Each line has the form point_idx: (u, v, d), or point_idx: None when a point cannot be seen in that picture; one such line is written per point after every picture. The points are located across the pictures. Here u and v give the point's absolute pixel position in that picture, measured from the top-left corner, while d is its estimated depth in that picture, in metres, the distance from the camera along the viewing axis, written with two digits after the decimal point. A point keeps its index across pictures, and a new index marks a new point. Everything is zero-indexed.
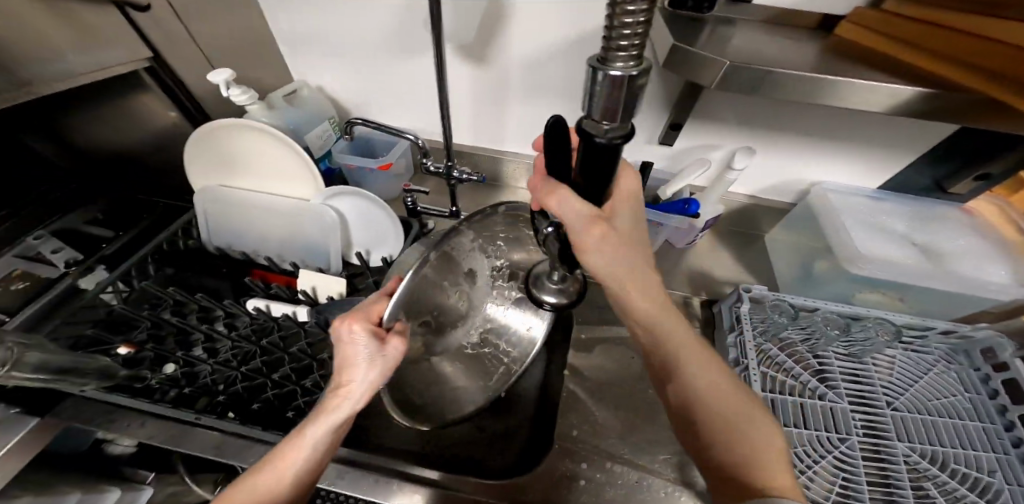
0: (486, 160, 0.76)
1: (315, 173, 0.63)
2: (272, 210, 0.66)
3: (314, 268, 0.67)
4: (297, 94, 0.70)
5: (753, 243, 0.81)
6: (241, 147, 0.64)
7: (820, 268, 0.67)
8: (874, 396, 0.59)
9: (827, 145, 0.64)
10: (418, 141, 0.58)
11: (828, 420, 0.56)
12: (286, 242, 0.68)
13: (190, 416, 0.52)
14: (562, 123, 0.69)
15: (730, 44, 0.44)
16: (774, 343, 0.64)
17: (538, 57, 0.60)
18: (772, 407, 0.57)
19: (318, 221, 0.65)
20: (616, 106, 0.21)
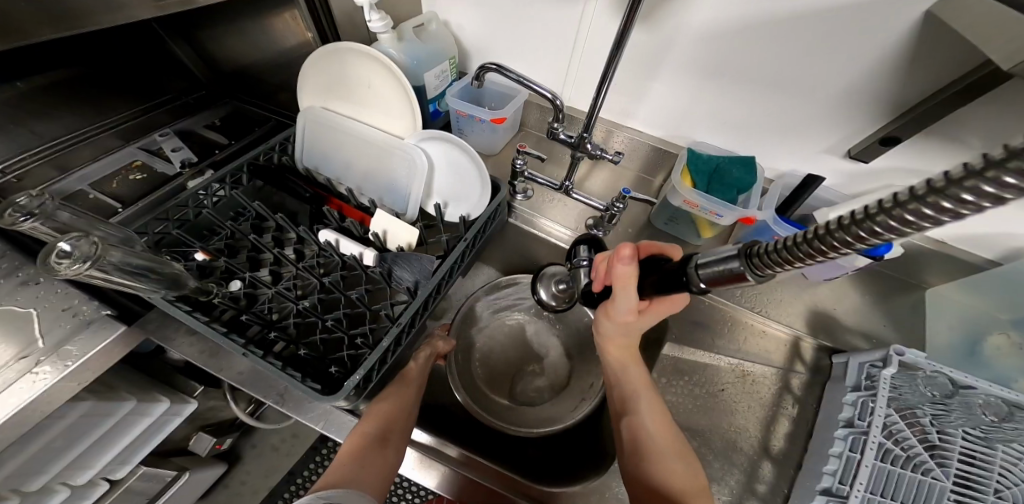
0: (604, 133, 0.67)
1: (415, 110, 0.57)
2: (362, 140, 0.61)
3: (389, 211, 0.62)
4: (424, 28, 0.65)
5: (902, 295, 0.65)
6: (349, 69, 0.59)
7: (995, 346, 0.57)
8: (983, 482, 0.49)
9: None
10: (558, 102, 0.50)
11: (919, 494, 0.49)
12: (369, 178, 0.62)
13: (240, 347, 0.46)
14: (711, 110, 0.58)
15: None
16: (895, 406, 0.53)
17: (727, 23, 0.48)
18: (878, 477, 0.48)
19: (406, 161, 0.59)
20: (729, 277, 0.26)
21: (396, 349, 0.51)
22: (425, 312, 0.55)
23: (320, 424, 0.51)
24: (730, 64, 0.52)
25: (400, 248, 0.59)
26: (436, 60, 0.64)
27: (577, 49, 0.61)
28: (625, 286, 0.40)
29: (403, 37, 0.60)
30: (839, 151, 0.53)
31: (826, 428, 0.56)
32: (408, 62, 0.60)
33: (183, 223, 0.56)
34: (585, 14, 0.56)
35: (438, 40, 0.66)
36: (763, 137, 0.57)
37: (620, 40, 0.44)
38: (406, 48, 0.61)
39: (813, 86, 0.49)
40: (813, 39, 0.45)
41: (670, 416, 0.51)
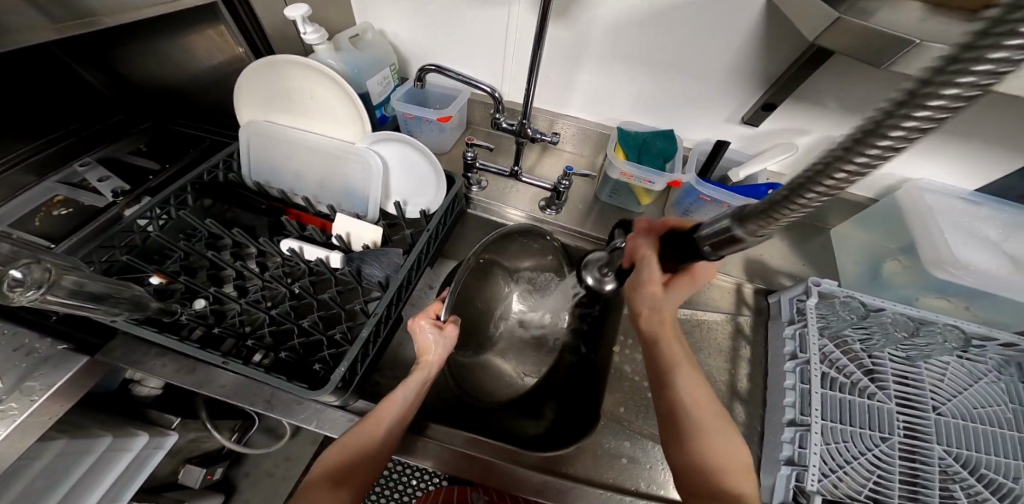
0: (544, 121, 0.73)
1: (360, 114, 0.59)
2: (311, 148, 0.62)
3: (350, 214, 0.64)
4: (360, 38, 0.67)
5: (815, 237, 0.75)
6: (291, 81, 0.59)
7: (891, 270, 0.64)
8: (921, 400, 0.55)
9: None
10: (495, 94, 0.54)
11: (872, 417, 0.53)
12: (325, 185, 0.64)
13: (218, 358, 0.48)
14: (632, 91, 0.65)
15: (873, 14, 0.40)
16: (830, 340, 0.59)
17: (630, 14, 0.55)
18: (821, 402, 0.53)
19: (360, 164, 0.61)
20: (735, 244, 0.30)
21: (376, 340, 0.54)
22: (399, 303, 0.57)
23: (313, 423, 0.52)
24: (640, 50, 0.59)
25: (366, 247, 0.61)
26: (376, 67, 0.67)
27: (509, 46, 0.66)
28: (648, 255, 0.47)
29: (339, 47, 0.62)
30: (736, 119, 0.63)
31: (776, 363, 0.59)
32: (348, 71, 0.62)
33: (135, 250, 0.56)
34: (510, 13, 0.61)
35: (376, 48, 0.68)
36: (679, 112, 0.66)
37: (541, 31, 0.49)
38: (345, 58, 0.62)
39: (707, 62, 0.57)
40: (701, 21, 0.53)
41: (707, 383, 0.49)
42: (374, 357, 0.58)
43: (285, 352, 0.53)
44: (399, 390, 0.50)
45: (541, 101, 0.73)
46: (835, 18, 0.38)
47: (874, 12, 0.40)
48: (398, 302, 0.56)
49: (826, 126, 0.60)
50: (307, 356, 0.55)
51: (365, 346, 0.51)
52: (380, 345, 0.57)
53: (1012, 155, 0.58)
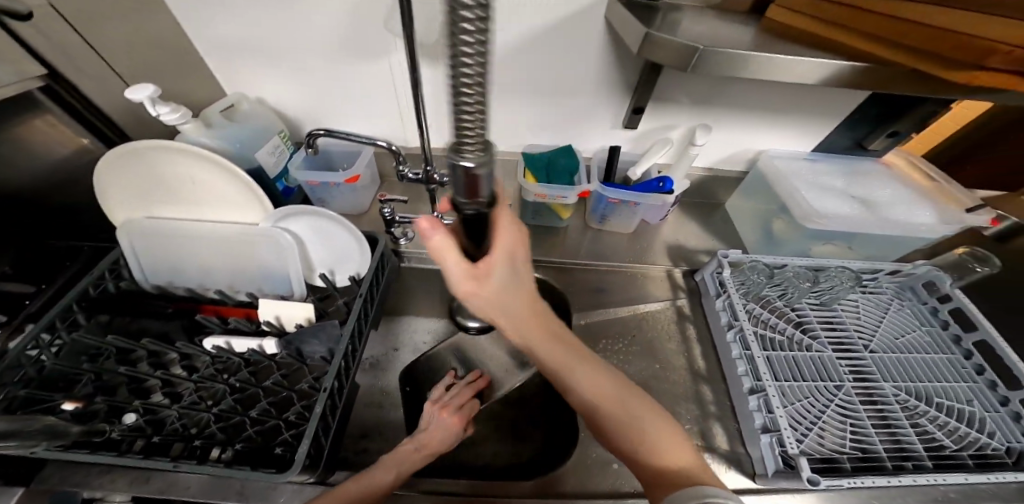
0: (454, 161, 0.76)
1: (258, 194, 0.56)
2: (214, 237, 0.58)
3: (272, 296, 0.60)
4: (235, 108, 0.66)
5: (715, 212, 0.85)
6: (171, 173, 0.56)
7: (779, 229, 0.73)
8: (853, 342, 0.64)
9: (764, 120, 0.71)
10: (392, 148, 0.55)
11: (822, 369, 0.60)
12: (238, 271, 0.60)
13: (169, 463, 0.42)
14: (524, 118, 0.70)
15: (685, 27, 0.48)
16: (757, 303, 0.66)
17: (498, 52, 0.60)
18: (770, 364, 0.58)
19: (271, 245, 0.58)
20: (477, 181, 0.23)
21: (336, 408, 0.50)
22: (355, 364, 0.55)
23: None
24: (518, 81, 0.64)
25: (300, 325, 0.57)
26: (260, 137, 0.65)
27: (400, 95, 0.69)
28: (450, 258, 0.36)
29: (211, 122, 0.60)
30: (619, 124, 0.70)
31: (716, 332, 0.65)
32: (229, 146, 0.61)
33: (30, 379, 0.47)
34: (392, 66, 0.65)
35: (256, 118, 0.67)
36: (569, 129, 0.72)
37: (417, 83, 0.51)
38: (219, 132, 0.61)
39: (577, 82, 0.64)
40: (559, 45, 0.59)
41: (605, 368, 0.48)
42: (340, 426, 0.54)
43: (241, 444, 0.48)
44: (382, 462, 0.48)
45: (445, 143, 0.76)
46: (646, 35, 0.45)
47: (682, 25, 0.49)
48: (355, 357, 0.54)
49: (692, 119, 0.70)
50: (267, 441, 0.50)
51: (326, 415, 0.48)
52: (342, 415, 0.54)
53: (830, 120, 0.71)
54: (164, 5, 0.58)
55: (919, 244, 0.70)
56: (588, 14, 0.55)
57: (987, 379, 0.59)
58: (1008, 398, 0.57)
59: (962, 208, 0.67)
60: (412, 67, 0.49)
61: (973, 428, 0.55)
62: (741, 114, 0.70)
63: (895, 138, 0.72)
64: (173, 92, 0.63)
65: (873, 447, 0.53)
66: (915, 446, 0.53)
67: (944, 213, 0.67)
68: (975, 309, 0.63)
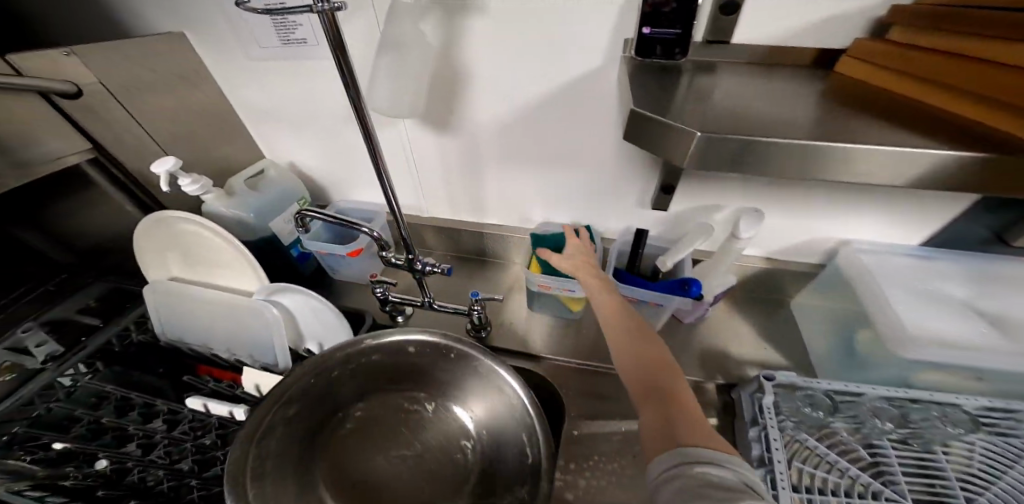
0: (466, 233, 0.74)
1: (255, 264, 0.58)
2: (214, 302, 0.60)
3: (259, 367, 0.60)
4: (262, 175, 0.70)
5: (778, 312, 0.69)
6: (185, 239, 0.60)
7: (860, 341, 0.56)
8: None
9: (838, 207, 0.56)
10: (372, 234, 0.51)
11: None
12: (231, 336, 0.61)
13: None
14: (535, 188, 0.65)
15: (710, 98, 0.39)
16: (811, 434, 0.50)
17: (507, 116, 0.56)
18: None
19: (259, 318, 0.58)
20: None
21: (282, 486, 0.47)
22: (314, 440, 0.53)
23: None
24: (529, 147, 0.60)
25: None
26: (281, 205, 0.68)
27: (412, 164, 0.67)
28: None
29: (233, 192, 0.64)
30: (647, 203, 0.62)
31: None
32: (246, 214, 0.63)
33: (29, 420, 0.49)
34: (401, 133, 0.63)
35: (279, 185, 0.69)
36: (587, 204, 0.65)
37: (380, 160, 0.47)
38: (239, 202, 0.64)
39: (594, 152, 0.58)
40: (567, 113, 0.54)
41: (663, 364, 0.41)
42: None
43: None
44: None
45: (460, 212, 0.73)
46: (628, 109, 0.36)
47: (712, 94, 0.39)
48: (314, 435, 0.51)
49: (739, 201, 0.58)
50: None
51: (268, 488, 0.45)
52: None
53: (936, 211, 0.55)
54: (212, 77, 0.66)
55: None
56: (594, 78, 0.49)
57: None
58: None
59: None
60: (371, 145, 0.44)
61: None
62: (805, 199, 0.56)
63: None
64: (211, 156, 0.68)
65: None
66: None
67: None
68: None
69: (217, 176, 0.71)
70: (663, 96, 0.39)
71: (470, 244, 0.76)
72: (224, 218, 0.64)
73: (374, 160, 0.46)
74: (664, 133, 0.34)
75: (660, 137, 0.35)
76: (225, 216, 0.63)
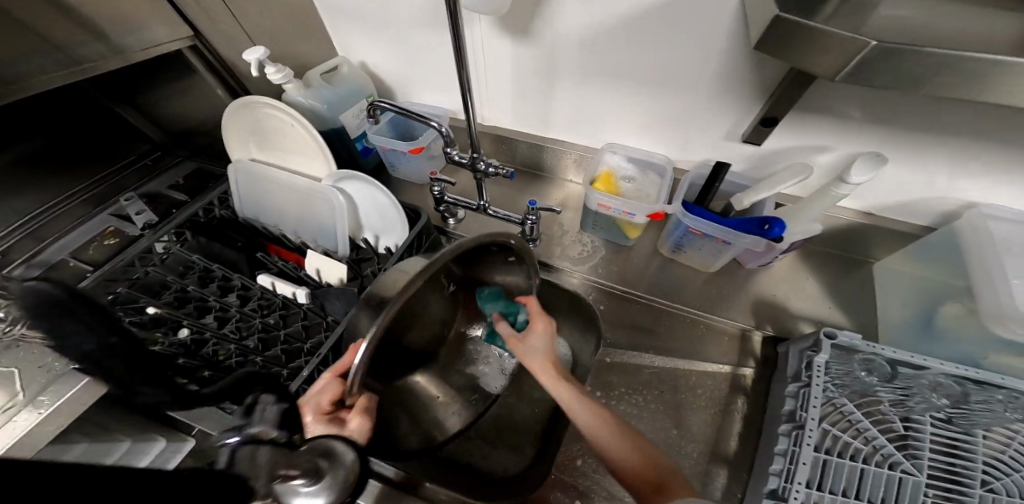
0: (527, 146, 0.70)
1: (324, 148, 0.59)
2: (284, 184, 0.62)
3: (321, 251, 0.61)
4: (336, 72, 0.67)
5: (852, 271, 0.63)
6: (266, 122, 0.61)
7: (952, 317, 0.50)
8: (971, 476, 0.44)
9: (980, 167, 0.47)
10: (443, 130, 0.51)
11: (895, 493, 0.44)
12: (299, 219, 0.63)
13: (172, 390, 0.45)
14: (615, 112, 0.59)
15: (873, 11, 0.31)
16: (852, 398, 0.49)
17: (597, 27, 0.50)
18: (822, 469, 0.44)
19: (322, 202, 0.59)
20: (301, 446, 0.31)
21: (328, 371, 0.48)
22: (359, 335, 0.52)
23: (262, 454, 0.48)
24: (617, 64, 0.53)
25: (330, 284, 0.57)
26: (352, 102, 0.67)
27: (484, 71, 0.63)
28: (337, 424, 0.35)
29: (310, 84, 0.63)
30: (736, 135, 0.54)
31: (770, 424, 0.50)
32: (320, 105, 0.63)
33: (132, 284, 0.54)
34: (477, 37, 0.58)
35: (351, 82, 0.67)
36: (671, 133, 0.58)
37: (463, 52, 0.45)
38: (316, 93, 0.63)
39: (692, 75, 0.50)
40: (672, 25, 0.46)
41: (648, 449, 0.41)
42: None
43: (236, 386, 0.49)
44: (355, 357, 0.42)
45: (525, 127, 0.69)
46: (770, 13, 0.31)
47: (876, 8, 0.32)
48: None
49: (849, 143, 0.50)
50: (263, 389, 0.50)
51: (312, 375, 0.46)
52: None
53: None
54: None
55: None
56: None
57: None
58: None
59: None
60: (458, 41, 0.44)
61: None
62: (933, 155, 0.48)
63: None
64: (286, 46, 0.66)
65: None
66: None
67: None
68: None
69: (293, 69, 0.70)
70: (812, 7, 0.32)
71: (527, 158, 0.73)
72: (300, 109, 0.64)
73: (460, 70, 0.47)
74: (807, 39, 0.30)
75: (812, 51, 0.31)
76: (303, 106, 0.63)
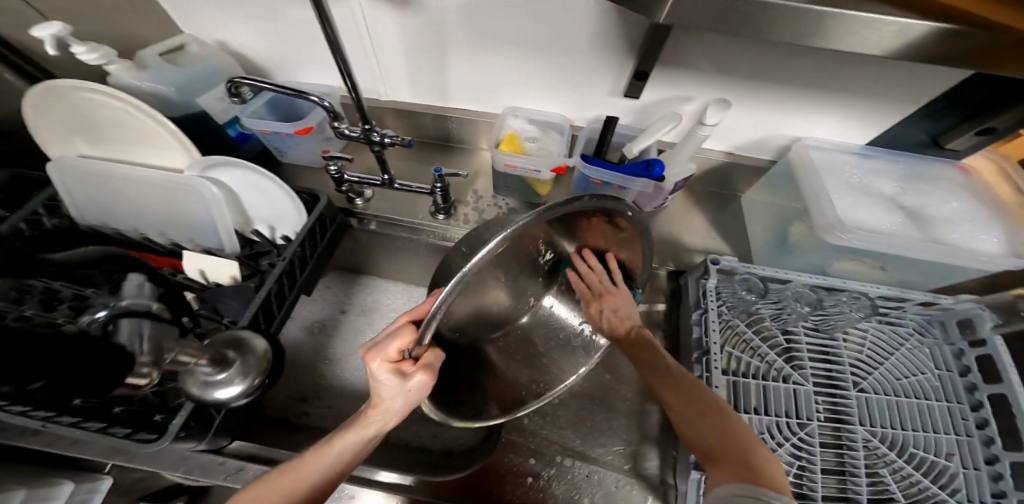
0: (428, 117, 0.69)
1: (181, 137, 0.51)
2: (132, 181, 0.51)
3: (203, 249, 0.54)
4: (182, 51, 0.58)
5: (727, 205, 0.73)
6: (92, 111, 0.50)
7: (797, 234, 0.60)
8: (842, 377, 0.55)
9: (803, 103, 0.57)
10: (325, 105, 0.47)
11: (791, 403, 0.52)
12: (168, 220, 0.54)
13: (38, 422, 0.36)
14: (507, 76, 0.60)
15: None
16: (742, 320, 0.57)
17: None
18: (732, 390, 0.52)
19: (191, 196, 0.51)
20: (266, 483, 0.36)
21: (236, 379, 0.46)
22: (265, 335, 0.49)
23: (180, 470, 0.45)
24: (499, 27, 0.53)
25: (220, 285, 0.51)
26: (211, 83, 0.58)
27: (368, 43, 0.59)
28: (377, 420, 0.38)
29: (145, 65, 0.54)
30: (618, 92, 0.59)
31: (685, 352, 0.55)
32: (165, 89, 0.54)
33: None
34: (352, 5, 0.54)
35: (202, 60, 0.58)
36: (561, 92, 0.61)
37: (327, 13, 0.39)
38: (158, 76, 0.54)
39: (571, 36, 0.52)
40: None
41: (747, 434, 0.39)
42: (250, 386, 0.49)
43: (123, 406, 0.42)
44: (392, 376, 0.36)
45: (423, 99, 0.67)
46: None
47: None
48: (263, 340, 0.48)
49: (708, 92, 0.57)
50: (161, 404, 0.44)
51: (218, 382, 0.43)
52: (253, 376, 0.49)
53: (890, 107, 0.56)
54: None
55: (976, 275, 0.55)
56: None
57: (983, 435, 0.50)
58: (997, 458, 0.48)
59: None
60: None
61: (937, 484, 0.48)
62: (769, 97, 0.57)
63: (986, 139, 0.55)
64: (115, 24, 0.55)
65: (813, 493, 0.47)
66: (862, 497, 0.47)
67: (1017, 243, 0.53)
68: (1010, 359, 0.50)
69: (129, 52, 0.58)
70: None
71: (432, 130, 0.72)
72: (140, 93, 0.54)
73: (326, 30, 0.40)
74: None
75: (658, 5, 0.34)
76: (141, 89, 0.54)
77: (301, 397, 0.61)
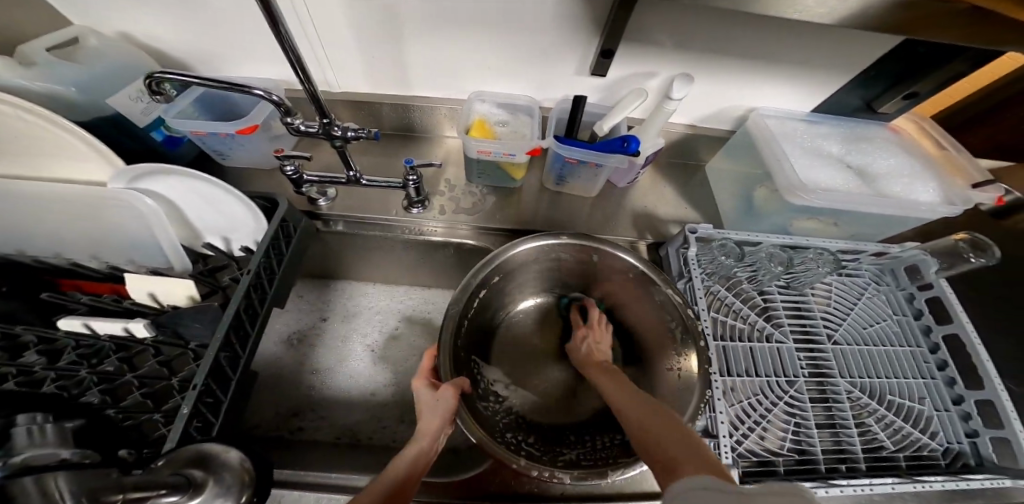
0: (387, 106, 0.65)
1: (94, 144, 0.44)
2: (40, 199, 0.44)
3: (147, 270, 0.48)
4: (81, 46, 0.50)
5: (693, 175, 0.76)
6: None
7: (762, 198, 0.63)
8: (817, 331, 0.59)
9: (758, 75, 0.60)
10: (273, 99, 0.41)
11: (778, 362, 0.55)
12: (92, 240, 0.47)
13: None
14: (469, 58, 0.58)
15: None
16: (722, 285, 0.60)
17: None
18: (724, 356, 0.54)
19: (120, 209, 0.45)
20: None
21: (221, 404, 0.40)
22: (243, 355, 0.44)
23: None
24: (456, 6, 0.50)
25: (178, 307, 0.46)
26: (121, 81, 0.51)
27: (312, 30, 0.54)
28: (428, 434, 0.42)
29: (32, 60, 0.46)
30: (584, 71, 0.59)
31: None
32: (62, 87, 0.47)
33: None
34: None
35: (107, 55, 0.51)
36: (526, 72, 0.60)
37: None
38: (53, 75, 0.47)
39: (533, 15, 0.51)
40: None
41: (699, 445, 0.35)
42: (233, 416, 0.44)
43: None
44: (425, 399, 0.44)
45: (379, 86, 0.63)
46: None
47: None
48: (240, 359, 0.43)
49: (671, 67, 0.58)
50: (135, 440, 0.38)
51: (200, 409, 0.38)
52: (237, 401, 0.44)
53: (834, 75, 0.60)
54: None
55: (916, 223, 0.61)
56: None
57: (945, 376, 0.56)
58: (962, 397, 0.53)
59: (969, 184, 0.59)
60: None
61: (916, 428, 0.53)
62: (727, 70, 0.59)
63: (914, 101, 0.60)
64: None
65: (813, 449, 0.50)
66: (855, 447, 0.51)
67: (946, 192, 0.59)
68: (955, 300, 0.56)
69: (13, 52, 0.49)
70: None
71: (392, 120, 0.68)
72: (30, 95, 0.47)
73: (272, 24, 0.36)
74: None
75: None
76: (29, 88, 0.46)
77: (291, 413, 0.57)
